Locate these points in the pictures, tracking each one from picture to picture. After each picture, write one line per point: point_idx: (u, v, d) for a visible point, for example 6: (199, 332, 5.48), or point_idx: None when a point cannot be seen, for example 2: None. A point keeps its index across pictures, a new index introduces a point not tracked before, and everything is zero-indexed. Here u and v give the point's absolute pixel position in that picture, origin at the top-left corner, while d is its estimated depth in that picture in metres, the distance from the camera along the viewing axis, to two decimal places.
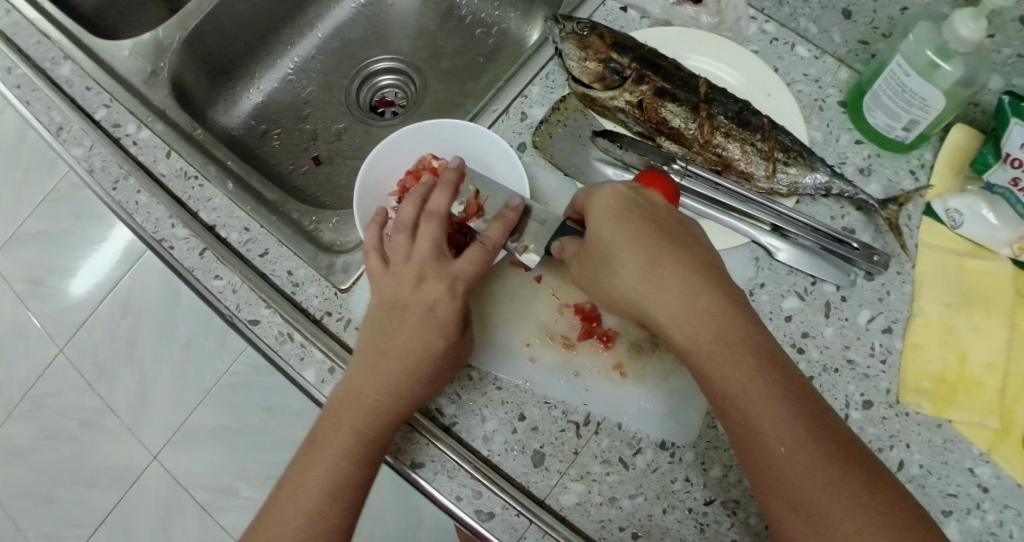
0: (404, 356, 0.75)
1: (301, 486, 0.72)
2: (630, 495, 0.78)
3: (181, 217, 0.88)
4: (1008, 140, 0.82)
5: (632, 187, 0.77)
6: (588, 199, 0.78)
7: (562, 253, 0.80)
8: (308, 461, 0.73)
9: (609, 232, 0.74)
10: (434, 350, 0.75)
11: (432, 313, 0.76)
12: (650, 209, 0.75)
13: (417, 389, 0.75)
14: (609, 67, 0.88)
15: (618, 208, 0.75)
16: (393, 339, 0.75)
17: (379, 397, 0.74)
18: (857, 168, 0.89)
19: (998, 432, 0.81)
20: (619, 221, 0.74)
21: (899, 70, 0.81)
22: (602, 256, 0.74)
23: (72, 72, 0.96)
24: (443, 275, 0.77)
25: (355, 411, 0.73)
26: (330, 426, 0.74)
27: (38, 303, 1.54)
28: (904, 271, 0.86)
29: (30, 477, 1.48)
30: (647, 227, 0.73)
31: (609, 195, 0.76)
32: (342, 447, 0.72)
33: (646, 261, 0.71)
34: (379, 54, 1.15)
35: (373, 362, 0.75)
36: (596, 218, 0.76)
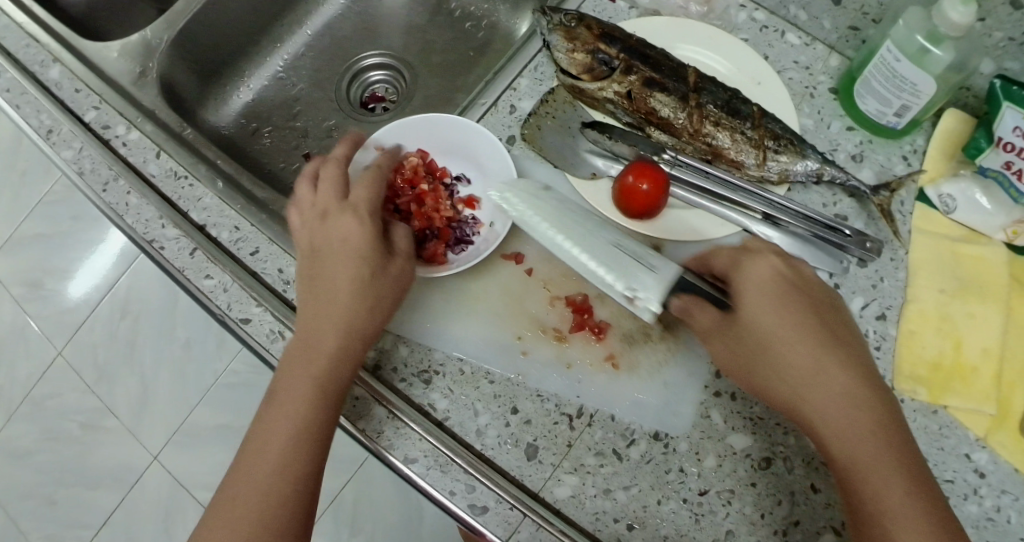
0: (338, 291, 0.75)
1: (268, 437, 0.71)
2: (624, 487, 0.77)
3: (171, 217, 0.88)
4: (1000, 124, 0.82)
5: (786, 261, 0.76)
6: (738, 267, 0.77)
7: (683, 312, 0.76)
8: (268, 421, 0.72)
9: (773, 314, 0.73)
10: (364, 276, 0.75)
11: (347, 242, 0.77)
12: (810, 292, 0.75)
13: (359, 320, 0.75)
14: (598, 58, 0.88)
15: (781, 287, 0.74)
16: (325, 276, 0.76)
17: (327, 337, 0.74)
18: (848, 155, 0.89)
19: (995, 418, 0.81)
20: (790, 303, 0.73)
21: (890, 55, 0.81)
22: (759, 333, 0.73)
23: (62, 74, 0.95)
24: (353, 208, 0.78)
25: (304, 357, 0.73)
26: (284, 379, 0.73)
27: (36, 306, 1.54)
28: (898, 258, 0.86)
29: (32, 479, 1.48)
30: (812, 312, 0.73)
31: (770, 270, 0.75)
32: (299, 395, 0.72)
33: (817, 350, 0.71)
34: (369, 50, 1.15)
35: (311, 303, 0.76)
36: (755, 295, 0.74)
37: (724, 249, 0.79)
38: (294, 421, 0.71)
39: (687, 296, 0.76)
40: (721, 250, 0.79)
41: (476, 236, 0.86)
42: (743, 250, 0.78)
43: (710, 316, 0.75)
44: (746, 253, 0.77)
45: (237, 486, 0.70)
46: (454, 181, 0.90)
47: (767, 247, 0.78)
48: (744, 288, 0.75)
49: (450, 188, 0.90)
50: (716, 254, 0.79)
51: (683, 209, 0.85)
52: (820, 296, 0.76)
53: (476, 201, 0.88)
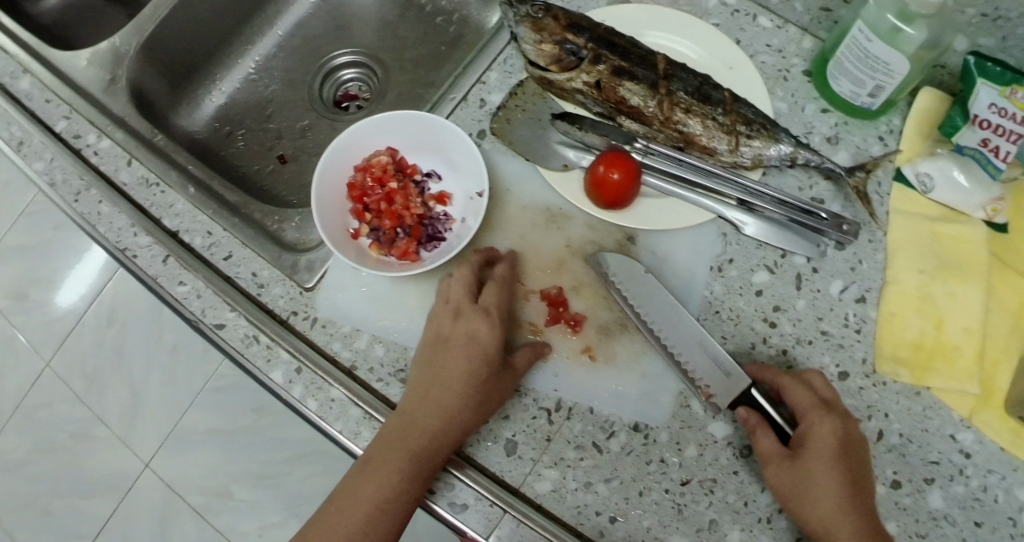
0: (452, 385, 0.76)
1: (354, 501, 0.74)
2: (605, 480, 0.77)
3: (143, 224, 0.87)
4: (976, 101, 0.80)
5: (850, 424, 0.74)
6: (807, 415, 0.75)
7: (749, 424, 0.75)
8: (356, 486, 0.75)
9: (821, 471, 0.72)
10: (481, 378, 0.76)
11: (472, 341, 0.77)
12: (860, 456, 0.74)
13: (467, 416, 0.75)
14: (565, 48, 0.87)
15: (841, 450, 0.73)
16: (440, 368, 0.77)
17: (431, 425, 0.75)
18: (824, 137, 0.88)
19: (979, 398, 0.80)
20: (839, 467, 0.72)
21: (862, 36, 0.79)
22: (800, 481, 0.72)
23: (32, 85, 0.95)
24: (484, 308, 0.79)
25: (402, 442, 0.74)
26: (378, 457, 0.74)
27: (23, 317, 1.53)
28: (876, 240, 0.85)
29: (25, 490, 1.48)
30: (858, 475, 0.73)
31: (832, 433, 0.73)
32: (392, 475, 0.73)
33: (846, 511, 0.71)
34: (340, 48, 1.14)
35: (423, 392, 0.77)
36: (813, 451, 0.73)
37: (793, 379, 0.76)
38: (382, 495, 0.73)
39: (751, 410, 0.76)
40: (792, 381, 0.76)
41: (448, 233, 0.87)
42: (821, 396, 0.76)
43: (770, 444, 0.74)
44: (820, 402, 0.75)
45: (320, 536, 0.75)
46: (425, 178, 0.90)
47: (838, 402, 0.76)
48: (804, 437, 0.74)
49: (420, 185, 0.89)
50: (785, 384, 0.76)
51: (657, 197, 0.85)
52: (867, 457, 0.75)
53: (447, 197, 0.89)
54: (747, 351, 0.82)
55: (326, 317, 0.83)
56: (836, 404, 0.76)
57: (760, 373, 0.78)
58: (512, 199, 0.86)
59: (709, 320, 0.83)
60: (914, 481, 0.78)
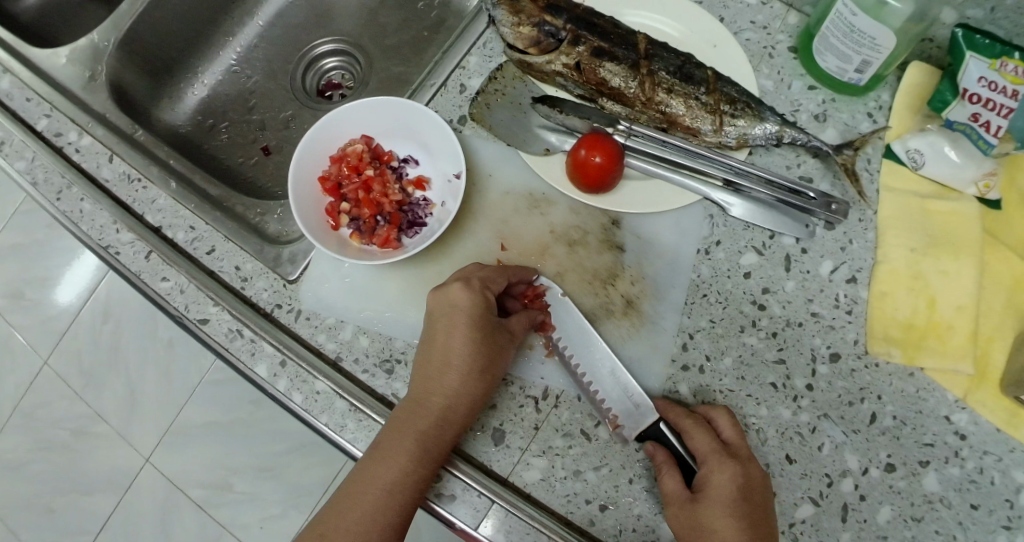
0: (448, 360, 0.75)
1: (360, 493, 0.73)
2: (594, 467, 0.76)
3: (125, 221, 0.87)
4: (965, 75, 0.80)
5: (752, 469, 0.73)
6: (707, 460, 0.74)
7: (656, 462, 0.74)
8: (362, 480, 0.73)
9: (718, 516, 0.71)
10: (476, 348, 0.75)
11: (460, 314, 0.76)
12: (760, 503, 0.72)
13: (468, 389, 0.74)
14: (544, 31, 0.86)
15: (739, 497, 0.71)
16: (439, 346, 0.76)
17: (436, 403, 0.74)
18: (811, 115, 0.86)
19: (973, 377, 0.79)
20: (736, 514, 0.71)
21: (846, 10, 0.78)
22: (698, 525, 0.71)
23: (12, 85, 0.94)
24: (468, 279, 0.77)
25: (407, 423, 0.74)
26: (384, 441, 0.74)
27: (19, 317, 1.53)
28: (866, 218, 0.84)
29: (28, 489, 1.48)
30: (758, 523, 0.71)
31: (730, 480, 0.72)
32: (400, 457, 0.72)
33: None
34: (321, 37, 1.13)
35: (424, 374, 0.76)
36: (712, 496, 0.72)
37: (695, 422, 0.75)
38: (391, 480, 0.72)
39: (659, 446, 0.75)
40: (693, 424, 0.75)
41: (429, 218, 0.85)
42: (722, 440, 0.74)
43: (674, 485, 0.73)
44: (720, 448, 0.74)
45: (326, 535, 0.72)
46: (401, 164, 0.88)
47: (742, 447, 0.74)
48: (705, 480, 0.73)
49: (397, 171, 0.88)
50: (687, 426, 0.75)
51: (642, 180, 0.84)
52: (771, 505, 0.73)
53: (425, 181, 0.87)
54: (737, 334, 0.80)
55: (311, 310, 0.82)
56: (738, 450, 0.74)
57: (667, 410, 0.77)
58: (494, 185, 0.85)
59: (696, 304, 0.81)
60: (908, 463, 0.77)
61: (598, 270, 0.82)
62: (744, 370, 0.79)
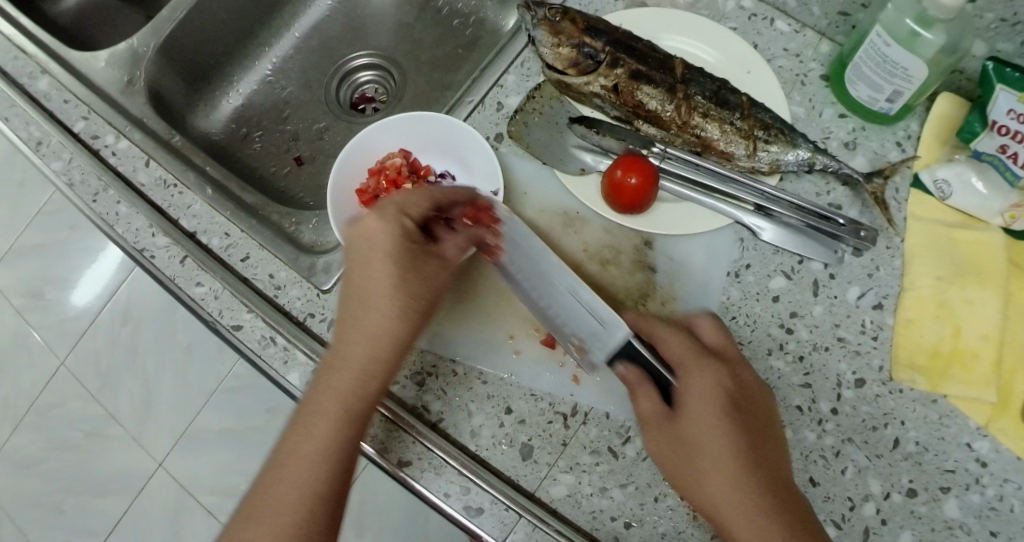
0: (370, 300, 0.71)
1: (297, 449, 0.68)
2: (621, 485, 0.77)
3: (161, 225, 0.87)
4: (994, 107, 0.80)
5: (732, 367, 0.75)
6: (684, 365, 0.75)
7: (632, 382, 0.76)
8: (298, 438, 0.69)
9: (698, 419, 0.72)
10: (400, 282, 0.71)
11: (377, 247, 0.72)
12: (741, 404, 0.73)
13: (394, 324, 0.71)
14: (583, 52, 0.87)
15: (721, 395, 0.73)
16: (358, 286, 0.72)
17: (360, 346, 0.70)
18: (842, 142, 0.88)
19: (995, 405, 0.80)
20: (716, 415, 0.72)
21: (879, 40, 0.79)
22: (679, 432, 0.73)
23: (50, 86, 0.95)
24: (388, 213, 0.73)
25: (333, 371, 0.70)
26: (312, 398, 0.70)
27: (37, 316, 1.54)
28: (893, 246, 0.85)
29: (39, 488, 1.49)
30: (741, 425, 0.72)
31: (708, 381, 0.73)
32: (334, 405, 0.69)
33: (736, 461, 0.70)
34: (356, 50, 1.15)
35: (346, 317, 0.72)
36: (691, 399, 0.73)
37: (668, 329, 0.77)
38: (328, 430, 0.68)
39: (631, 365, 0.76)
40: (666, 331, 0.77)
41: None
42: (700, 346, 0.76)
43: (650, 403, 0.75)
44: (693, 352, 0.75)
45: (262, 516, 0.66)
46: (439, 178, 0.89)
47: (726, 349, 0.76)
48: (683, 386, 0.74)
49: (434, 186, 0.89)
50: (661, 334, 0.77)
51: (674, 202, 0.85)
52: (764, 407, 0.74)
53: None
54: (764, 357, 0.81)
55: None
56: (715, 354, 0.76)
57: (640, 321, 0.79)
58: (528, 202, 0.86)
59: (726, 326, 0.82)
60: (930, 489, 0.78)
61: (629, 289, 0.83)
62: (770, 392, 0.80)
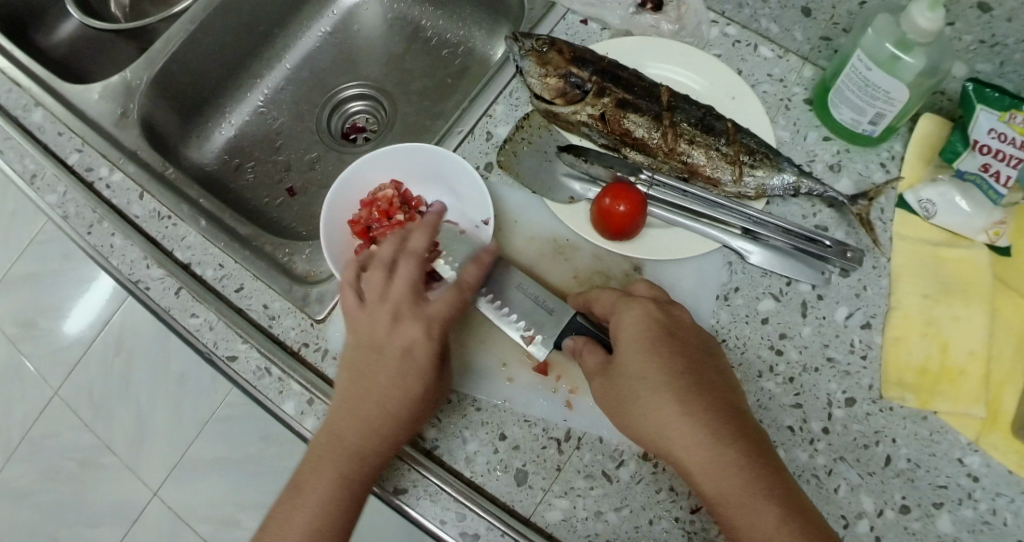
0: (389, 383, 0.75)
1: (302, 494, 0.73)
2: (615, 508, 0.78)
3: (155, 256, 0.88)
4: (976, 127, 0.82)
5: (658, 304, 0.76)
6: (615, 309, 0.77)
7: (578, 348, 0.78)
8: (303, 484, 0.73)
9: (630, 353, 0.73)
10: (419, 374, 0.75)
11: (411, 354, 0.76)
12: (671, 334, 0.74)
13: (408, 411, 0.75)
14: (570, 82, 0.89)
15: (648, 331, 0.74)
16: (379, 367, 0.76)
17: (374, 422, 0.74)
18: (826, 165, 0.89)
19: (985, 420, 0.81)
20: (647, 344, 0.73)
21: (861, 64, 0.81)
22: (619, 369, 0.73)
23: (44, 118, 0.96)
24: (419, 307, 0.77)
25: (337, 450, 0.73)
26: (319, 454, 0.74)
27: (31, 345, 1.54)
28: (880, 265, 0.86)
29: (34, 518, 1.48)
30: (674, 353, 0.73)
31: (636, 316, 0.75)
32: (340, 467, 0.73)
33: (677, 400, 0.70)
34: (347, 81, 1.16)
35: (361, 390, 0.75)
36: (622, 337, 0.75)
37: (601, 290, 0.80)
38: (330, 481, 0.72)
39: (580, 338, 0.78)
40: (599, 292, 0.80)
41: None
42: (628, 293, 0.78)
43: (593, 358, 0.76)
44: (622, 298, 0.77)
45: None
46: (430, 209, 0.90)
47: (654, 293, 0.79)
48: (615, 328, 0.76)
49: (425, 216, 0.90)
50: (594, 296, 0.80)
51: (662, 227, 0.87)
52: (694, 340, 0.75)
53: None
54: (755, 379, 0.82)
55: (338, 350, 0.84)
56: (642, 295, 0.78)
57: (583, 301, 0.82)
58: (518, 231, 0.87)
59: None
60: (922, 505, 0.78)
61: None
62: (762, 413, 0.81)
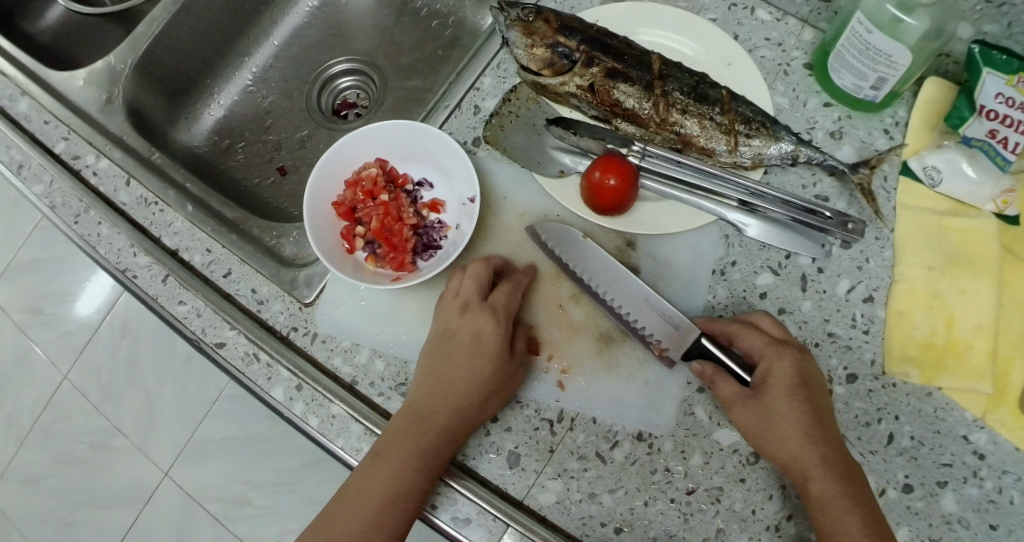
0: (462, 361, 0.77)
1: (375, 473, 0.73)
2: (609, 490, 0.76)
3: (142, 244, 0.87)
4: (982, 92, 0.78)
5: (804, 354, 0.76)
6: (765, 353, 0.76)
7: (705, 375, 0.77)
8: (375, 463, 0.73)
9: (781, 401, 0.74)
10: (486, 349, 0.77)
11: (480, 338, 0.78)
12: (817, 389, 0.75)
13: (481, 387, 0.76)
14: (558, 52, 0.86)
15: (804, 381, 0.74)
16: (452, 348, 0.78)
17: (451, 400, 0.76)
18: (827, 132, 0.86)
19: (992, 396, 0.78)
20: (799, 397, 0.74)
21: (861, 27, 0.77)
22: (767, 414, 0.74)
23: (30, 107, 0.94)
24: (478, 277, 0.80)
25: (413, 432, 0.74)
26: (394, 432, 0.75)
27: (38, 332, 1.55)
28: (883, 237, 0.83)
29: (50, 501, 1.50)
30: (817, 406, 0.74)
31: (790, 365, 0.75)
32: (413, 444, 0.73)
33: (815, 445, 0.72)
34: (335, 56, 1.14)
35: (434, 371, 0.78)
36: (773, 384, 0.75)
37: (743, 325, 0.77)
38: (404, 459, 0.73)
39: (706, 362, 0.78)
40: (740, 326, 0.77)
41: (444, 240, 0.86)
42: (772, 335, 0.77)
43: (729, 389, 0.76)
44: (773, 341, 0.76)
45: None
46: (416, 187, 0.89)
47: (789, 337, 0.77)
48: (766, 373, 0.75)
49: (412, 195, 0.89)
50: (736, 330, 0.77)
51: (655, 201, 0.84)
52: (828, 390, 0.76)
53: (440, 204, 0.88)
54: None
55: (326, 333, 0.83)
56: (788, 340, 0.77)
57: (710, 324, 0.79)
58: (508, 208, 0.86)
59: None
60: (926, 484, 0.76)
61: None
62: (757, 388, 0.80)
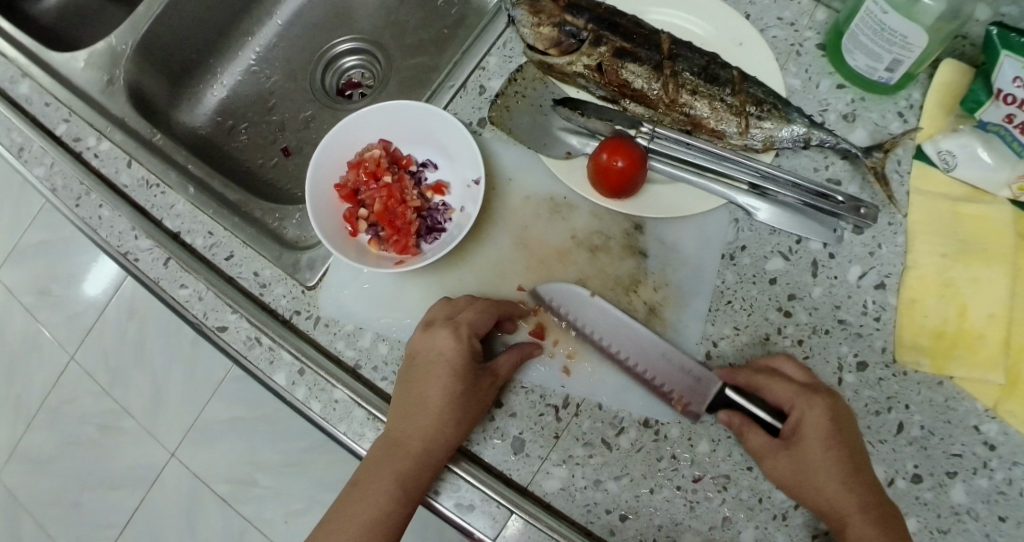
0: (428, 384, 0.74)
1: (358, 509, 0.73)
2: (615, 477, 0.75)
3: (143, 227, 0.86)
4: (999, 75, 0.76)
5: (837, 401, 0.73)
6: (795, 403, 0.73)
7: (734, 427, 0.74)
8: (357, 498, 0.73)
9: (815, 453, 0.71)
10: (451, 370, 0.74)
11: (444, 361, 0.75)
12: (852, 434, 0.72)
13: (448, 410, 0.74)
14: (565, 31, 0.85)
15: (836, 429, 0.72)
16: (418, 374, 0.76)
17: (420, 427, 0.73)
18: (840, 114, 0.84)
19: (1004, 387, 0.76)
20: (834, 448, 0.71)
21: (875, 7, 0.75)
22: (802, 468, 0.71)
23: (31, 89, 0.93)
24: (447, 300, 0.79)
25: (387, 463, 0.73)
26: (370, 465, 0.74)
27: (45, 314, 1.54)
28: (896, 222, 0.81)
29: (58, 481, 1.51)
30: (853, 453, 0.71)
31: (823, 416, 0.72)
32: (388, 478, 0.73)
33: (852, 494, 0.70)
34: (340, 35, 1.12)
35: (403, 396, 0.75)
36: (805, 435, 0.72)
37: (767, 375, 0.74)
38: (384, 492, 0.72)
39: (732, 412, 0.74)
40: (766, 377, 0.74)
41: (448, 223, 0.85)
42: (799, 381, 0.74)
43: (760, 440, 0.73)
44: (802, 389, 0.73)
45: None
46: (420, 168, 0.88)
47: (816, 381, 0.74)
48: (798, 423, 0.73)
49: (416, 176, 0.88)
50: (761, 381, 0.74)
51: (665, 184, 0.83)
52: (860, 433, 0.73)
53: (444, 186, 0.87)
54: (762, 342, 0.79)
55: (329, 316, 0.82)
56: (816, 385, 0.74)
57: (733, 375, 0.76)
58: (514, 191, 0.84)
59: (720, 310, 0.80)
60: (936, 474, 0.75)
61: (619, 276, 0.82)
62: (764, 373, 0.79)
